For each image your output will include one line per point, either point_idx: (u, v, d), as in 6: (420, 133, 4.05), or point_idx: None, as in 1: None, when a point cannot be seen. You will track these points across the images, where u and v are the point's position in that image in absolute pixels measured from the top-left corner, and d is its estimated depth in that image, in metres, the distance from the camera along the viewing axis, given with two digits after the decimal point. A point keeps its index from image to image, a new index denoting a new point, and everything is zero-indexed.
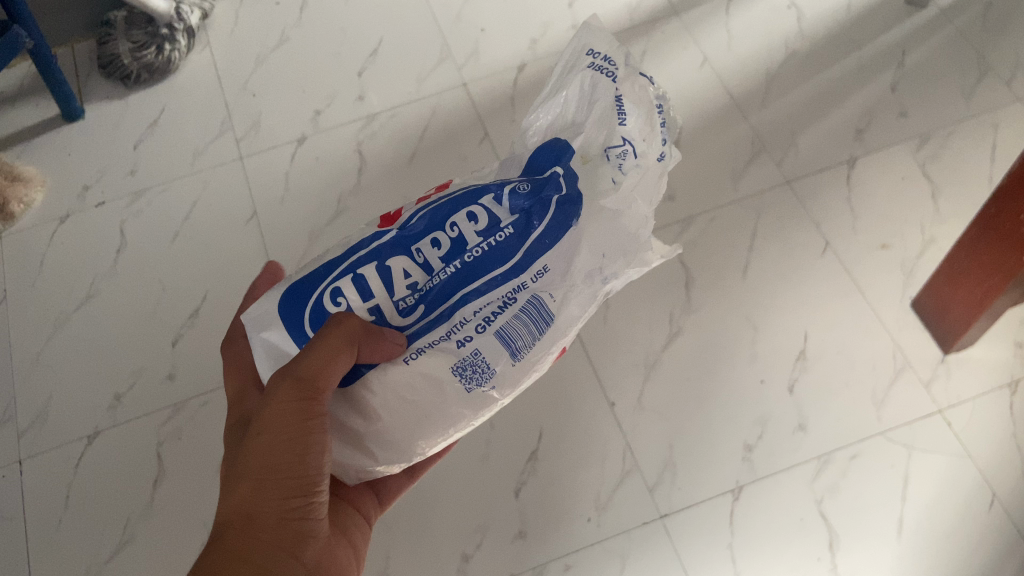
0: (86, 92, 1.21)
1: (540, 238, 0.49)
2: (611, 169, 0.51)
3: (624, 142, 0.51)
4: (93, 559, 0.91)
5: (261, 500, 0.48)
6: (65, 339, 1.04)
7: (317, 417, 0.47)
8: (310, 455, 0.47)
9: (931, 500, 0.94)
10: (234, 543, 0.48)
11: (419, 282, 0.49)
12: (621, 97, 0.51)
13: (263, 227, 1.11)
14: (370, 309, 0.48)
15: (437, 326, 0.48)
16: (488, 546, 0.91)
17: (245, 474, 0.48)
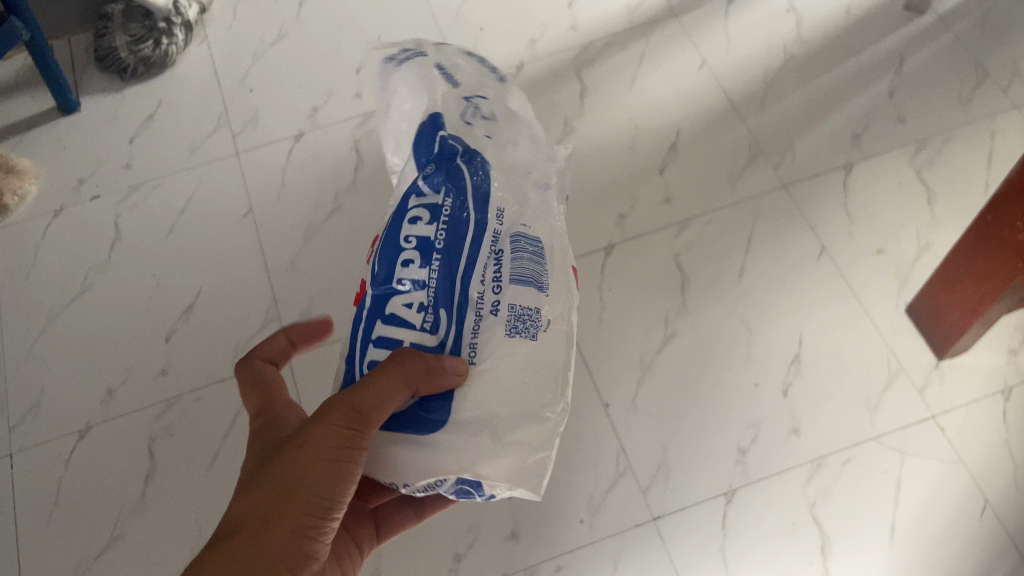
0: (82, 85, 1.20)
1: (474, 185, 0.53)
2: (478, 116, 0.58)
3: (470, 97, 0.59)
4: (83, 554, 0.91)
5: (279, 511, 0.47)
6: (57, 332, 1.03)
7: (359, 448, 0.48)
8: (342, 479, 0.48)
9: (923, 505, 0.94)
10: (240, 546, 0.46)
11: (429, 304, 0.50)
12: (441, 68, 0.59)
13: (258, 223, 1.10)
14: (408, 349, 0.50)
15: (463, 313, 0.50)
16: (480, 546, 0.91)
17: (271, 481, 0.47)
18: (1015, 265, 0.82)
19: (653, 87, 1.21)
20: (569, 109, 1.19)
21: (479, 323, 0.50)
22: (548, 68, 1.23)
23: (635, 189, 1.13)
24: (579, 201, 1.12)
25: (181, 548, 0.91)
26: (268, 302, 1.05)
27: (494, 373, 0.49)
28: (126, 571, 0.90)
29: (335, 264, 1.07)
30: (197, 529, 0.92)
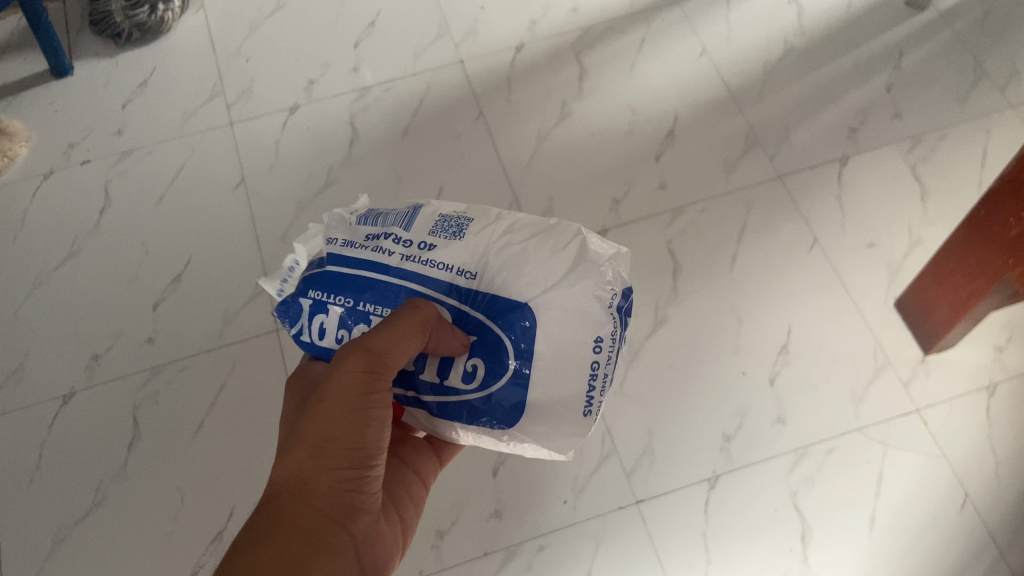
0: (76, 49, 1.18)
1: (312, 269, 0.51)
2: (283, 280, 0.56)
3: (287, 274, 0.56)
4: (63, 519, 0.90)
5: (314, 470, 0.46)
6: (44, 297, 1.02)
7: (380, 391, 0.47)
8: (369, 426, 0.48)
9: (903, 497, 0.95)
10: (283, 512, 0.45)
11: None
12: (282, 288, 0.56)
13: (250, 194, 1.10)
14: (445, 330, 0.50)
15: (430, 279, 0.49)
16: (463, 524, 0.91)
17: (298, 442, 0.47)
18: (1006, 261, 0.82)
19: (651, 74, 1.20)
20: (567, 92, 1.19)
21: (439, 260, 0.49)
22: (547, 50, 1.22)
23: (630, 174, 1.12)
24: (574, 184, 1.11)
25: (162, 516, 0.91)
26: (258, 274, 1.04)
27: (497, 262, 0.49)
28: (108, 537, 0.90)
29: None
30: (179, 498, 0.91)
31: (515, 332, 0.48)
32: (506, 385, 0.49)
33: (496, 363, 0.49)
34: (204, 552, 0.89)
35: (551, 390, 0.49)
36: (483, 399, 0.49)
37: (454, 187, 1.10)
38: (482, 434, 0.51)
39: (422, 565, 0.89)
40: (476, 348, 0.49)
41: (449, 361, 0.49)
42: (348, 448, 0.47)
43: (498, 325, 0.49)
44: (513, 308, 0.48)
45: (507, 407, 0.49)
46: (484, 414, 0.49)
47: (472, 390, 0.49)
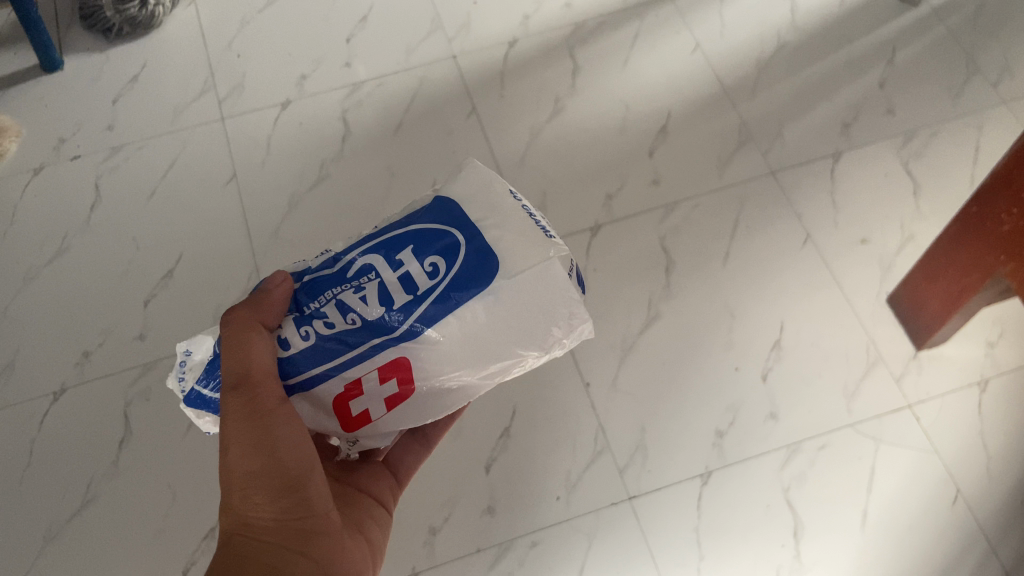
0: (65, 43, 1.17)
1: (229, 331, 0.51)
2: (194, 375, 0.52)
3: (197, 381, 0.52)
4: (54, 516, 0.90)
5: (258, 507, 0.51)
6: (34, 293, 1.02)
7: (270, 411, 0.48)
8: (277, 452, 0.49)
9: (895, 493, 0.95)
10: (245, 555, 0.51)
11: (358, 278, 0.49)
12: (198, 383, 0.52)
13: (242, 189, 1.09)
14: (401, 272, 0.49)
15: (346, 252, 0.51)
16: (456, 520, 0.91)
17: (234, 485, 0.51)
18: (998, 257, 0.82)
19: (645, 69, 1.20)
20: (560, 87, 1.18)
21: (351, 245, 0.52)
22: (541, 45, 1.22)
23: (624, 170, 1.12)
24: (568, 179, 1.11)
25: (153, 514, 0.90)
26: (250, 271, 1.03)
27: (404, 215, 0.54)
28: (100, 535, 0.89)
29: (319, 235, 1.06)
30: (171, 495, 0.91)
31: (439, 213, 0.52)
32: (470, 248, 0.49)
33: (450, 246, 0.50)
34: (196, 549, 0.89)
35: (511, 232, 0.50)
36: (461, 271, 0.49)
37: (448, 183, 1.10)
38: (486, 306, 0.48)
39: (415, 561, 0.89)
40: (423, 251, 0.50)
41: (411, 276, 0.49)
42: (271, 479, 0.50)
43: (426, 222, 0.51)
44: (433, 217, 0.51)
45: (483, 257, 0.49)
46: (472, 284, 0.49)
47: (445, 273, 0.49)
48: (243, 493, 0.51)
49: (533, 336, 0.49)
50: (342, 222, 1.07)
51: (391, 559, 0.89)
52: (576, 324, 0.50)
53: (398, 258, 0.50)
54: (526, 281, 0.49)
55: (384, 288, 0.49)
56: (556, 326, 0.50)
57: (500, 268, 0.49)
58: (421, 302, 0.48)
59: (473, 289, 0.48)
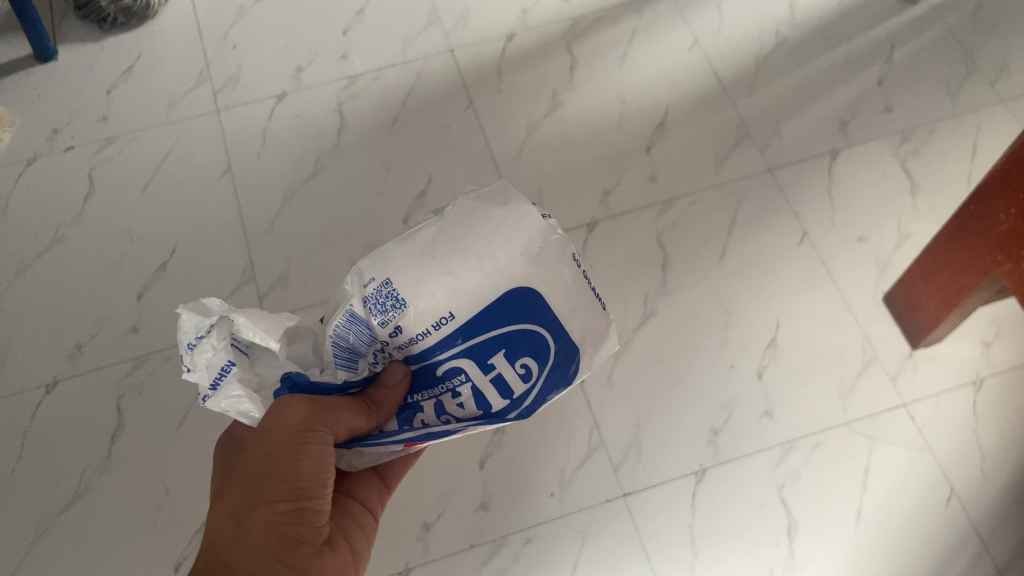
0: (59, 33, 1.16)
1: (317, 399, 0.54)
2: (224, 356, 0.48)
3: (228, 363, 0.48)
4: (46, 509, 0.89)
5: (250, 506, 0.49)
6: (26, 285, 1.01)
7: (317, 429, 0.49)
8: (302, 462, 0.49)
9: (889, 491, 0.95)
10: (230, 552, 0.48)
11: (450, 380, 0.51)
12: (228, 366, 0.48)
13: (237, 182, 1.09)
14: (493, 374, 0.50)
15: (431, 349, 0.50)
16: (450, 516, 0.90)
17: (235, 483, 0.50)
18: (995, 257, 0.81)
19: (644, 64, 1.20)
20: (558, 82, 1.18)
21: (424, 336, 0.50)
22: (538, 40, 1.21)
23: (621, 166, 1.12)
24: (565, 174, 1.11)
25: (145, 507, 0.90)
26: (244, 264, 1.03)
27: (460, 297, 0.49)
28: (91, 529, 0.89)
29: (314, 228, 1.06)
30: (163, 489, 0.91)
31: (524, 309, 0.50)
32: (558, 350, 0.51)
33: (538, 344, 0.51)
34: (188, 543, 0.89)
35: (583, 319, 0.52)
36: (550, 370, 0.51)
37: (443, 177, 1.10)
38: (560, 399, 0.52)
39: (408, 558, 0.88)
40: (515, 351, 0.50)
41: (505, 381, 0.50)
42: (281, 482, 0.49)
43: (510, 322, 0.50)
44: (510, 307, 0.49)
45: (567, 360, 0.51)
46: (555, 385, 0.51)
47: (537, 375, 0.51)
48: (240, 495, 0.50)
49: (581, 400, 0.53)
50: (337, 217, 1.07)
51: (384, 555, 0.88)
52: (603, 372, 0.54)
53: (489, 361, 0.50)
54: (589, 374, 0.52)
55: (481, 394, 0.51)
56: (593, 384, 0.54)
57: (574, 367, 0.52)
58: (517, 404, 0.51)
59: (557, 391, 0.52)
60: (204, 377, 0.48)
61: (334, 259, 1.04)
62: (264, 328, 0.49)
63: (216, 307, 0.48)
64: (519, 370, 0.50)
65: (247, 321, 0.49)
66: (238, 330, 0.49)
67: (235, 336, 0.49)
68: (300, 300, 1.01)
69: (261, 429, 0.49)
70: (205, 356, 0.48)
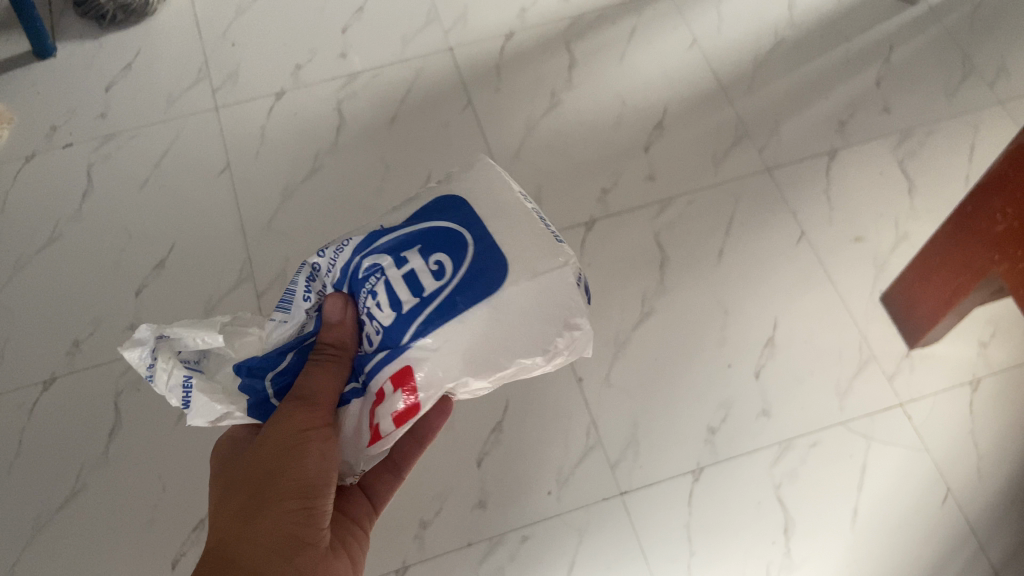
0: (58, 29, 1.16)
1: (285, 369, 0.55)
2: (177, 371, 0.53)
3: (186, 375, 0.53)
4: (43, 506, 0.89)
5: (258, 506, 0.50)
6: (24, 282, 1.01)
7: (319, 428, 0.51)
8: (307, 460, 0.51)
9: (886, 491, 0.95)
10: (237, 551, 0.49)
11: (369, 281, 0.51)
12: (187, 378, 0.52)
13: (235, 179, 1.09)
14: (405, 271, 0.50)
15: (356, 253, 0.53)
16: (447, 514, 0.91)
17: (242, 486, 0.52)
18: (992, 257, 0.82)
19: (642, 64, 1.20)
20: (557, 81, 1.18)
21: (350, 248, 0.54)
22: (538, 39, 1.21)
23: (619, 165, 1.12)
24: (563, 173, 1.11)
25: (142, 505, 0.90)
26: (242, 261, 1.03)
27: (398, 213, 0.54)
28: (89, 526, 0.89)
29: (313, 225, 1.06)
30: (161, 486, 0.91)
31: (446, 210, 0.52)
32: (476, 248, 0.49)
33: (455, 242, 0.50)
34: (186, 540, 0.89)
35: (518, 231, 0.50)
36: (466, 266, 0.49)
37: (442, 176, 1.10)
38: (490, 319, 0.48)
39: (405, 555, 0.88)
40: (429, 249, 0.50)
41: (416, 273, 0.50)
42: (288, 481, 0.51)
43: (427, 221, 0.52)
44: (434, 212, 0.52)
45: (492, 263, 0.49)
46: (475, 286, 0.48)
47: (450, 274, 0.49)
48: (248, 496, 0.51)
49: (538, 345, 0.48)
50: (336, 215, 1.07)
51: (382, 552, 0.88)
52: (578, 333, 0.49)
53: (403, 255, 0.51)
54: (526, 288, 0.48)
55: (393, 292, 0.50)
56: (560, 337, 0.49)
57: (503, 272, 0.48)
58: (426, 304, 0.49)
59: (475, 292, 0.48)
60: (175, 397, 0.53)
61: None
62: (200, 330, 0.54)
63: (146, 333, 0.52)
64: (433, 268, 0.50)
65: (181, 333, 0.53)
66: (182, 345, 0.53)
67: (183, 353, 0.54)
68: None
69: (268, 430, 0.51)
70: (164, 378, 0.53)
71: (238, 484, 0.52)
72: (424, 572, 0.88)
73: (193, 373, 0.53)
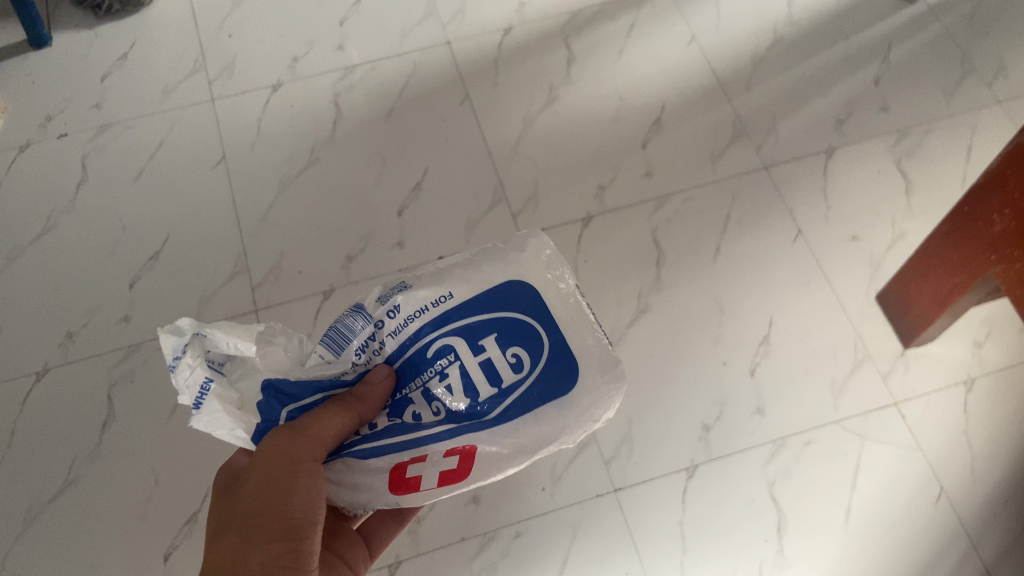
0: (53, 18, 1.15)
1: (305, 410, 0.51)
2: (200, 371, 0.47)
3: (207, 379, 0.47)
4: (35, 497, 0.89)
5: (247, 547, 0.50)
6: (17, 271, 1.00)
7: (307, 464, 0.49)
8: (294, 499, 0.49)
9: (879, 491, 0.95)
10: None
11: (438, 361, 0.50)
12: (207, 381, 0.47)
13: (231, 172, 1.08)
14: (483, 360, 0.49)
15: (426, 327, 0.50)
16: (441, 509, 0.90)
17: (234, 523, 0.51)
18: (988, 258, 0.81)
19: (641, 60, 1.19)
20: (555, 77, 1.17)
21: (417, 313, 0.50)
22: (536, 33, 1.20)
23: (617, 162, 1.12)
24: (560, 170, 1.11)
25: (134, 498, 0.89)
26: (237, 255, 1.03)
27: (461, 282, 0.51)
28: (81, 517, 0.88)
29: (309, 219, 1.05)
30: (153, 478, 0.91)
31: (518, 296, 0.50)
32: (553, 351, 0.50)
33: (534, 340, 0.50)
34: (177, 533, 0.88)
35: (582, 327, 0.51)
36: (544, 365, 0.50)
37: (439, 171, 1.09)
38: (551, 411, 0.49)
39: (398, 551, 0.88)
40: (507, 340, 0.50)
41: (492, 363, 0.49)
42: (276, 521, 0.50)
43: (503, 305, 0.50)
44: (507, 293, 0.50)
45: (564, 368, 0.50)
46: (553, 382, 0.49)
47: (528, 370, 0.49)
48: (239, 534, 0.50)
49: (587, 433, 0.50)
50: (331, 209, 1.06)
51: None
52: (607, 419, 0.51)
53: (479, 343, 0.50)
54: (595, 385, 0.49)
55: (468, 378, 0.49)
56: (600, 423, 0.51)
57: (577, 371, 0.50)
58: (505, 396, 0.49)
59: (551, 395, 0.49)
60: (188, 397, 0.47)
61: (328, 251, 1.03)
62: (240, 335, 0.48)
63: (186, 325, 0.47)
64: (511, 360, 0.49)
65: (220, 333, 0.48)
66: (214, 345, 0.48)
67: (211, 353, 0.48)
68: (293, 291, 1.00)
69: (253, 465, 0.50)
70: (184, 375, 0.47)
71: (229, 523, 0.51)
72: (417, 567, 0.88)
73: (215, 377, 0.48)
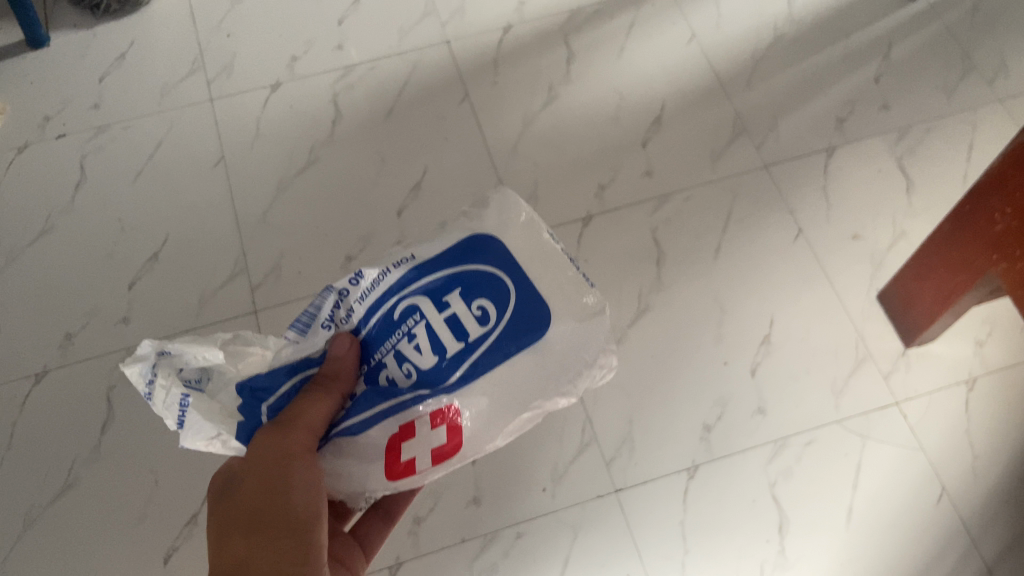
0: (51, 18, 1.15)
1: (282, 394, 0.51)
2: (175, 391, 0.48)
3: (184, 396, 0.48)
4: (35, 500, 0.89)
5: (253, 547, 0.48)
6: (17, 273, 1.00)
7: (301, 453, 0.49)
8: (293, 491, 0.49)
9: (880, 491, 0.95)
10: None
11: (405, 323, 0.51)
12: (185, 399, 0.48)
13: (230, 172, 1.08)
14: (448, 315, 0.50)
15: (388, 291, 0.52)
16: (442, 511, 0.90)
17: (233, 530, 0.49)
18: (990, 258, 0.81)
19: (641, 58, 1.19)
20: (555, 76, 1.17)
21: (383, 277, 0.52)
22: (536, 32, 1.20)
23: (617, 161, 1.11)
24: (560, 169, 1.10)
25: (134, 499, 0.89)
26: (236, 255, 1.02)
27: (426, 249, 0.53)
28: (81, 519, 0.88)
29: (308, 219, 1.05)
30: (153, 480, 0.90)
31: (486, 250, 0.52)
32: (519, 299, 0.50)
33: (498, 291, 0.51)
34: (178, 535, 0.88)
35: (552, 276, 0.51)
36: (511, 315, 0.50)
37: (438, 171, 1.09)
38: (525, 360, 0.50)
39: (399, 552, 0.88)
40: (471, 293, 0.51)
41: (459, 318, 0.50)
42: (279, 517, 0.49)
43: (467, 260, 0.52)
44: (470, 252, 0.52)
45: (534, 317, 0.50)
46: (522, 331, 0.50)
47: (495, 321, 0.50)
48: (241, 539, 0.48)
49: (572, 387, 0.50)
50: (330, 209, 1.06)
51: None
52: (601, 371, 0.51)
53: (444, 299, 0.51)
54: (570, 329, 0.50)
55: (436, 336, 0.50)
56: (588, 375, 0.50)
57: (549, 319, 0.50)
58: (474, 348, 0.50)
59: (525, 344, 0.50)
60: (172, 418, 0.48)
61: (327, 251, 1.03)
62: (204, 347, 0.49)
63: (148, 349, 0.47)
64: (477, 313, 0.50)
65: (184, 349, 0.48)
66: (184, 362, 0.49)
67: (184, 370, 0.49)
68: (292, 291, 1.00)
69: (244, 466, 0.49)
70: (161, 397, 0.48)
71: (226, 531, 0.49)
72: (418, 569, 0.88)
73: (192, 393, 0.48)
